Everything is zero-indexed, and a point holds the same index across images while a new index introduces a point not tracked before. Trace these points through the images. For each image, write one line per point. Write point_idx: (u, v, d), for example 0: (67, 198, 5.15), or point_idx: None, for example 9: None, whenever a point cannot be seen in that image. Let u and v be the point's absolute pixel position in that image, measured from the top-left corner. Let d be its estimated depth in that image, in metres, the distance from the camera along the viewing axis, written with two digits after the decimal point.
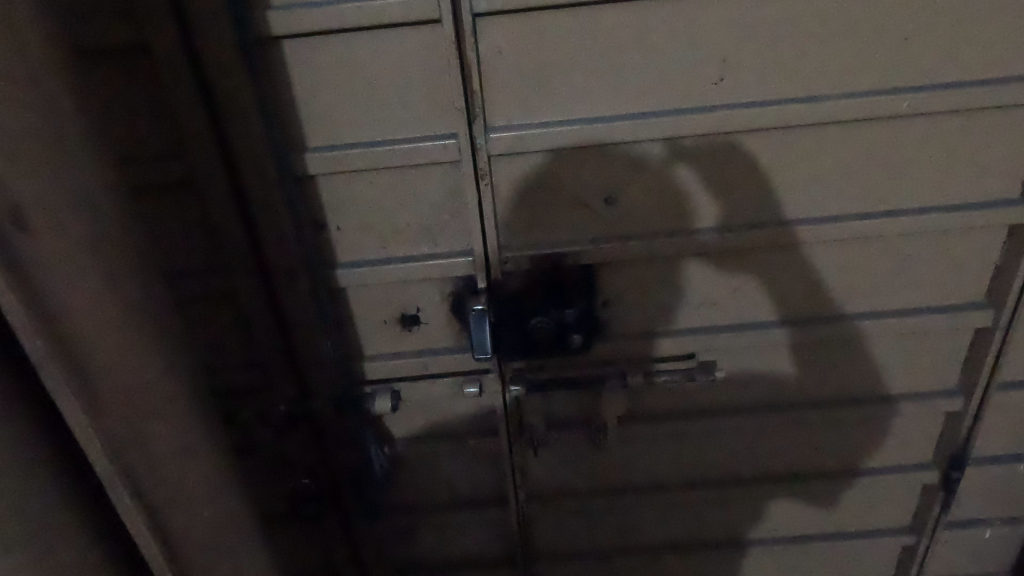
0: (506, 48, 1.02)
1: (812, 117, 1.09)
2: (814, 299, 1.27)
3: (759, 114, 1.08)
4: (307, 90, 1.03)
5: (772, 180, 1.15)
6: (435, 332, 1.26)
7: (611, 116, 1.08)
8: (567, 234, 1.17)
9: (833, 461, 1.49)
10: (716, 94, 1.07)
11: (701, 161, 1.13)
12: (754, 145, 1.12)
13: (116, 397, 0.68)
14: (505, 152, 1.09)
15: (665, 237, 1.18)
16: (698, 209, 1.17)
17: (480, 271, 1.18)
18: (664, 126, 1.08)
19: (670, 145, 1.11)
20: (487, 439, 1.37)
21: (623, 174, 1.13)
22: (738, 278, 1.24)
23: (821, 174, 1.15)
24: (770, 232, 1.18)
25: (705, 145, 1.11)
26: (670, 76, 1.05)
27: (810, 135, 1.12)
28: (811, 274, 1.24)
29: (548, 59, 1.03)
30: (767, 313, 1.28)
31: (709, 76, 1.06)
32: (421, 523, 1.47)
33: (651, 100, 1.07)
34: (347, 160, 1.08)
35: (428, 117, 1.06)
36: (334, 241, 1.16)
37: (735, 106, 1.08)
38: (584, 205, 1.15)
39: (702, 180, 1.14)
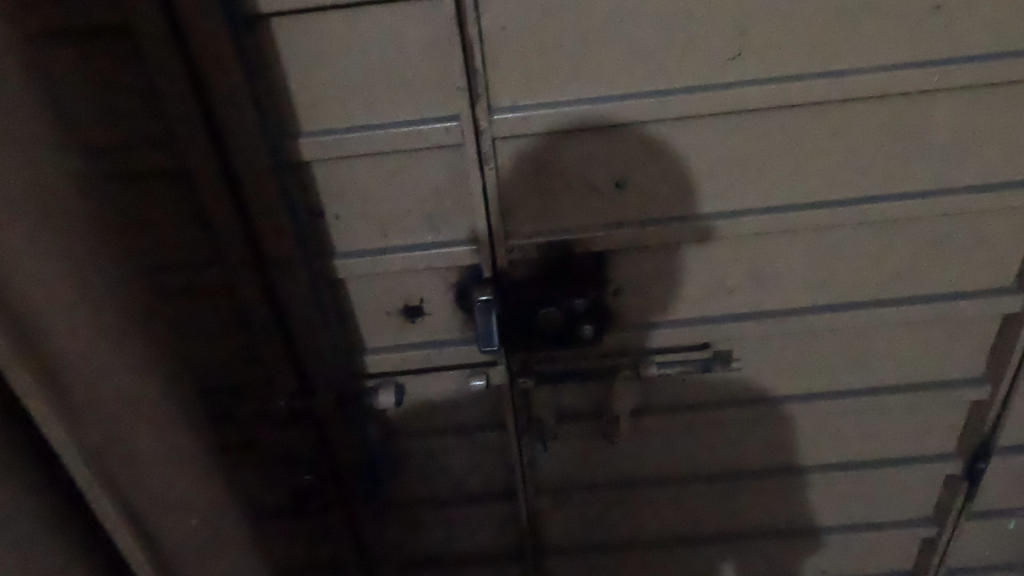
0: (510, 24, 0.96)
1: (835, 93, 1.03)
2: (834, 285, 1.22)
3: (778, 91, 1.02)
4: (300, 72, 0.98)
5: (791, 161, 1.09)
6: (438, 323, 1.21)
7: (623, 95, 1.02)
8: (577, 219, 1.12)
9: (852, 452, 1.44)
10: (733, 71, 1.01)
11: (717, 142, 1.07)
12: (772, 124, 1.06)
13: (90, 399, 0.65)
14: (511, 135, 1.03)
15: (679, 222, 1.12)
16: (714, 192, 1.11)
17: (485, 260, 1.13)
18: (678, 105, 1.02)
19: (684, 125, 1.05)
20: (494, 433, 1.32)
21: (635, 156, 1.07)
22: (755, 264, 1.18)
23: (843, 155, 1.09)
24: (788, 216, 1.12)
25: (721, 126, 1.05)
26: (683, 51, 0.99)
27: (831, 114, 1.06)
28: (831, 259, 1.19)
29: (554, 35, 0.97)
30: (785, 301, 1.23)
31: (726, 51, 1.00)
32: (427, 517, 1.44)
33: (663, 78, 1.01)
34: (344, 145, 1.03)
35: (428, 98, 1.00)
36: (333, 230, 1.11)
37: (752, 83, 1.02)
38: (594, 189, 1.10)
39: (717, 163, 1.09)
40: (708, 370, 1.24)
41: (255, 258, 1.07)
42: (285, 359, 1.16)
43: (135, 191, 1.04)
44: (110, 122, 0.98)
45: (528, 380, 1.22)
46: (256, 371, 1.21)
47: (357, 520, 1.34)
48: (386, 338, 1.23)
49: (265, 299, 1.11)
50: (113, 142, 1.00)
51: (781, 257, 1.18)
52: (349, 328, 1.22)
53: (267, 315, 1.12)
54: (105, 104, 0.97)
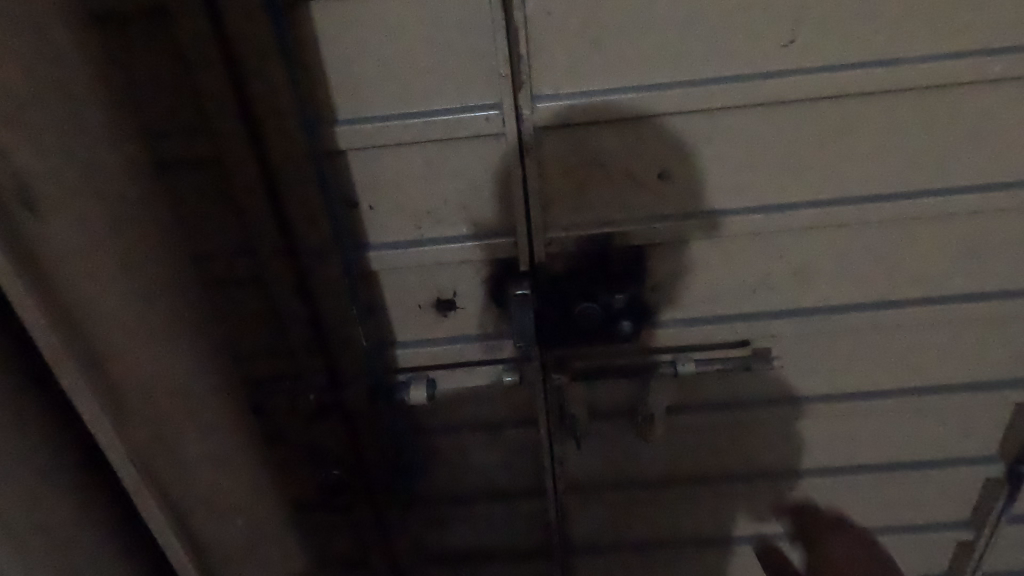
0: (556, 8, 0.92)
1: (891, 83, 0.98)
2: (881, 282, 1.17)
3: (832, 80, 0.98)
4: (339, 58, 0.96)
5: (842, 153, 1.05)
6: (472, 317, 1.19)
7: (670, 83, 0.98)
8: (618, 212, 1.09)
9: (890, 453, 1.40)
10: (785, 59, 0.97)
11: (766, 133, 1.03)
12: (824, 115, 1.02)
13: (137, 393, 0.63)
14: (553, 124, 1.00)
15: (724, 215, 1.09)
16: (761, 185, 1.07)
17: (521, 253, 1.10)
18: (727, 95, 0.98)
19: (732, 115, 1.01)
20: (525, 429, 1.30)
21: (681, 147, 1.04)
22: (800, 260, 1.15)
23: (897, 147, 1.05)
24: (836, 210, 1.09)
25: (770, 116, 1.01)
26: (735, 39, 0.95)
27: (887, 104, 1.01)
28: (879, 255, 1.15)
29: (601, 20, 0.93)
30: (829, 298, 1.19)
31: (780, 37, 0.96)
32: (455, 513, 1.42)
33: (712, 66, 0.98)
34: (382, 134, 1.00)
35: (468, 86, 0.97)
36: (368, 221, 1.09)
37: (805, 71, 0.98)
38: (638, 182, 1.06)
39: (764, 154, 1.05)
40: (749, 366, 1.20)
41: (287, 250, 1.04)
42: (316, 353, 1.14)
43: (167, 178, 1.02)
44: (145, 108, 0.96)
45: (563, 375, 1.20)
46: (285, 363, 1.19)
47: (385, 516, 1.32)
48: (418, 332, 1.21)
49: (297, 292, 1.08)
50: (146, 129, 0.98)
51: (827, 253, 1.14)
52: (382, 321, 1.20)
53: (299, 309, 1.10)
54: (140, 90, 0.95)
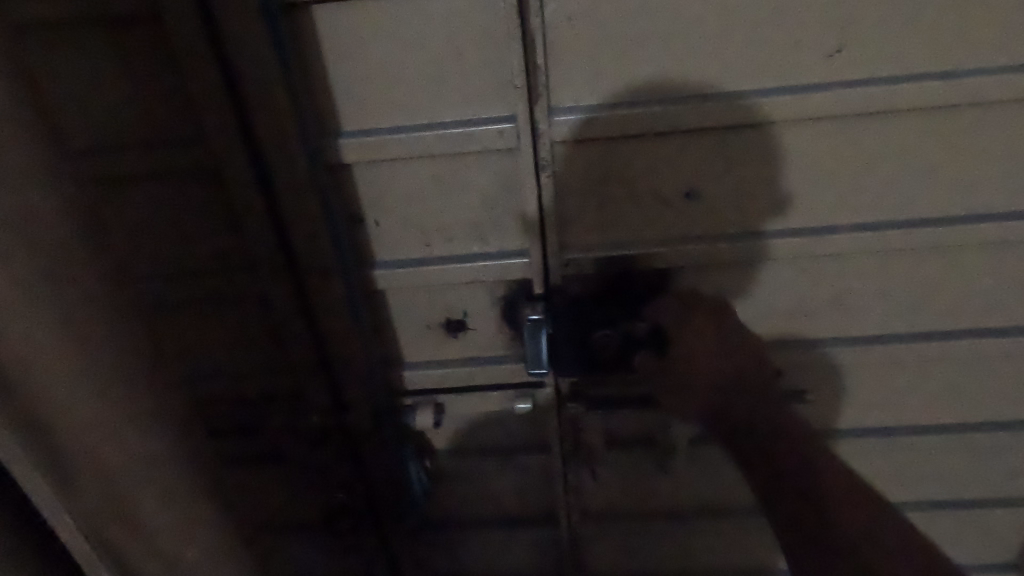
0: (578, 14, 0.85)
1: (951, 96, 0.88)
2: (929, 313, 1.08)
3: (883, 93, 0.88)
4: (343, 67, 0.89)
5: (891, 174, 0.96)
6: (482, 338, 1.12)
7: (702, 96, 0.90)
8: (641, 234, 1.02)
9: (930, 492, 1.30)
10: (831, 70, 0.88)
11: (805, 150, 0.94)
12: (871, 132, 0.92)
13: (64, 427, 0.56)
14: (572, 139, 0.93)
15: (756, 238, 1.01)
16: (798, 206, 0.98)
17: (536, 274, 1.03)
18: (763, 109, 0.90)
19: (768, 130, 0.93)
20: (538, 455, 1.23)
21: (711, 165, 0.95)
22: (838, 286, 1.06)
23: (953, 168, 0.95)
24: (881, 234, 0.99)
25: (810, 132, 0.93)
26: (775, 48, 0.87)
27: (944, 121, 0.91)
28: (927, 283, 1.05)
29: (627, 26, 0.85)
30: (870, 327, 1.10)
31: (825, 46, 0.87)
32: (463, 538, 1.36)
33: (749, 78, 0.89)
34: (388, 147, 0.94)
35: (481, 97, 0.90)
36: (374, 238, 1.03)
37: (851, 84, 0.89)
38: (662, 201, 0.99)
39: (802, 173, 0.96)
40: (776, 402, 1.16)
41: (290, 266, 0.99)
42: (319, 373, 1.09)
43: (159, 190, 0.96)
44: (138, 119, 0.90)
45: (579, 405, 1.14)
46: (285, 383, 1.14)
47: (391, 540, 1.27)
48: (426, 353, 1.14)
49: (300, 311, 1.03)
50: (135, 139, 0.92)
51: (868, 280, 1.05)
52: (388, 342, 1.13)
53: (302, 328, 1.04)
54: (133, 100, 0.89)
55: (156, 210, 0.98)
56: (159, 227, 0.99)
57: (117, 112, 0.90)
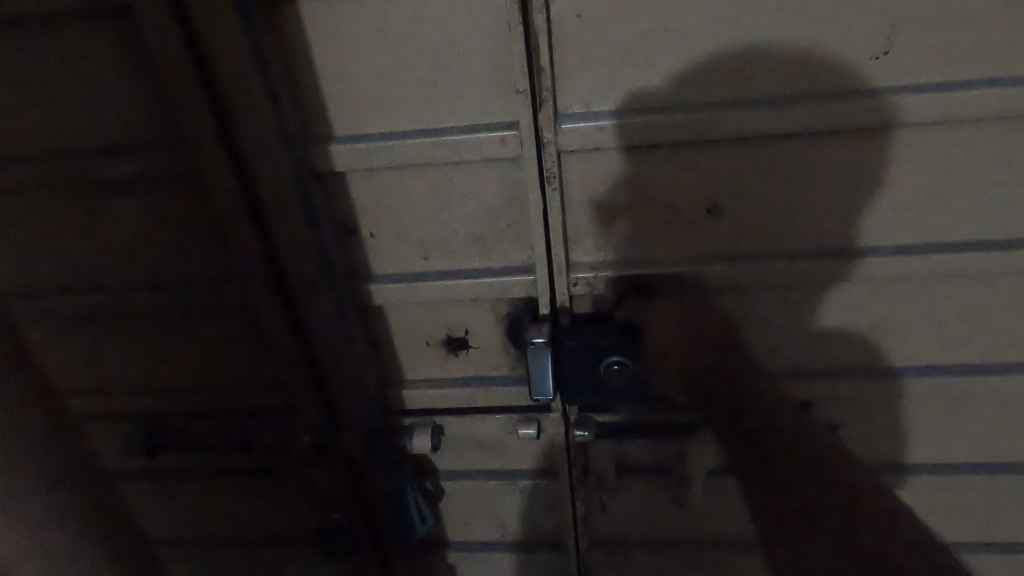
0: (587, 10, 0.76)
1: (1016, 103, 0.77)
2: (980, 345, 0.96)
3: (934, 101, 0.78)
4: (330, 67, 0.82)
5: (943, 190, 0.85)
6: (485, 358, 1.05)
7: (726, 102, 0.81)
8: (658, 252, 0.93)
9: (990, 544, 1.15)
10: (873, 73, 0.78)
11: (841, 163, 0.84)
12: (919, 143, 0.82)
13: None
14: (580, 149, 0.84)
15: (784, 258, 0.91)
16: (834, 225, 0.88)
17: (542, 292, 0.95)
18: (795, 116, 0.80)
19: (799, 140, 0.83)
20: (545, 482, 1.16)
21: (736, 176, 0.86)
22: (877, 312, 0.95)
23: (1018, 187, 0.83)
24: (929, 257, 0.88)
25: (847, 143, 0.83)
26: (809, 48, 0.77)
27: (1007, 133, 0.80)
28: (982, 312, 0.93)
29: (643, 23, 0.77)
30: (913, 359, 0.99)
31: (869, 45, 0.76)
32: (467, 561, 1.29)
33: (778, 81, 0.79)
34: (380, 155, 0.86)
35: (481, 101, 0.82)
36: (368, 251, 0.96)
37: (897, 88, 0.79)
38: (681, 217, 0.90)
39: (841, 189, 0.86)
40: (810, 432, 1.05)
41: (278, 279, 0.93)
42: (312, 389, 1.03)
43: (136, 195, 0.91)
44: (114, 123, 0.85)
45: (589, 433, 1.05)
46: (276, 398, 1.08)
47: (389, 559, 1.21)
48: (426, 371, 1.08)
49: (289, 325, 0.97)
50: (112, 141, 0.87)
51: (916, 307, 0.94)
52: (385, 358, 1.07)
53: (291, 343, 0.98)
54: (109, 103, 0.84)
55: (134, 215, 0.92)
56: (138, 234, 0.94)
57: (92, 113, 0.85)
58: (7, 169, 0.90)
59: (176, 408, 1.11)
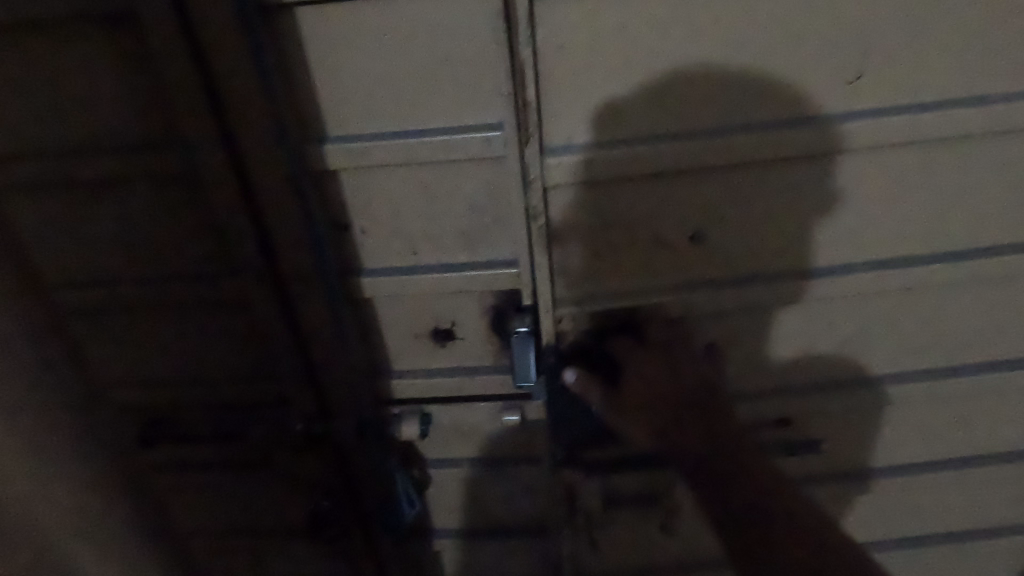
0: (570, 43, 0.83)
1: (945, 128, 0.89)
2: (909, 340, 1.10)
3: (876, 128, 0.89)
4: (325, 71, 0.87)
5: (880, 207, 0.97)
6: (471, 348, 1.10)
7: (699, 130, 0.90)
8: (637, 275, 1.02)
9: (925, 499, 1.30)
10: (827, 101, 0.88)
11: (796, 186, 0.95)
12: (863, 166, 0.93)
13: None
14: (565, 180, 0.92)
15: (745, 271, 1.02)
16: (788, 240, 0.99)
17: (526, 285, 1.00)
18: (760, 144, 0.90)
19: (761, 167, 0.93)
20: (528, 466, 1.21)
21: (705, 203, 0.96)
22: (823, 314, 1.07)
23: (941, 203, 0.96)
24: (866, 264, 1.01)
25: (805, 166, 0.93)
26: (771, 80, 0.86)
27: (935, 154, 0.92)
28: (910, 311, 1.07)
29: (626, 56, 0.84)
30: (855, 353, 1.11)
31: (825, 56, 0.84)
32: (454, 547, 1.33)
33: (741, 111, 0.88)
34: (371, 154, 0.91)
35: (468, 104, 0.88)
36: (359, 245, 1.01)
37: (849, 115, 0.89)
38: (657, 241, 0.99)
39: (796, 198, 0.96)
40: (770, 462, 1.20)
41: (276, 278, 0.99)
42: (307, 384, 1.08)
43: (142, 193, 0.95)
44: (117, 125, 0.89)
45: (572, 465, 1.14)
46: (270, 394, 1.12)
47: (379, 549, 1.25)
48: (414, 362, 1.13)
49: (285, 320, 1.02)
50: (113, 142, 0.90)
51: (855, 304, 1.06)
52: (375, 350, 1.11)
53: (286, 336, 1.03)
54: (112, 107, 0.88)
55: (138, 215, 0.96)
56: (139, 231, 0.98)
57: (94, 115, 0.89)
58: (7, 170, 0.93)
59: (172, 398, 1.15)
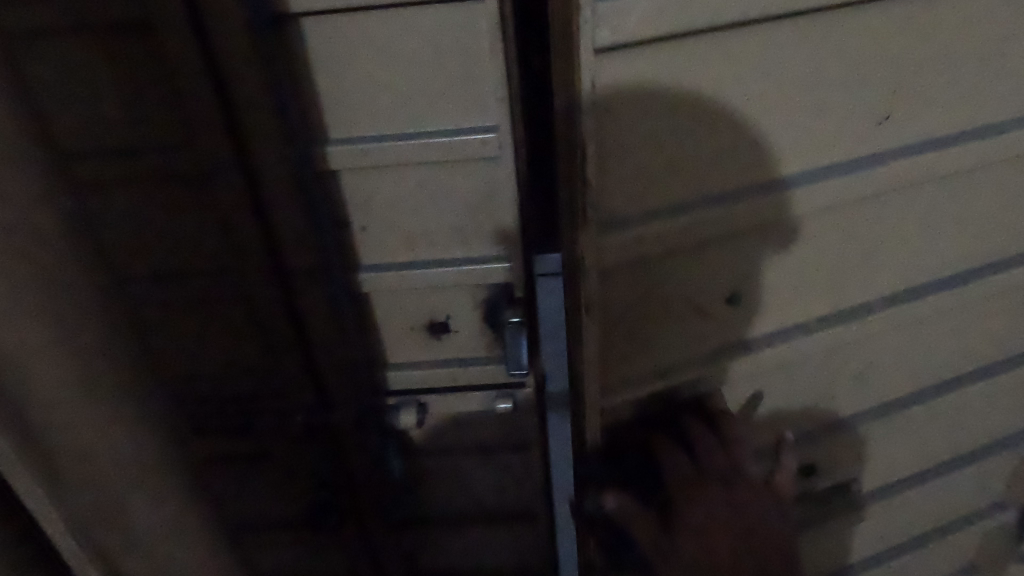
0: (614, 105, 0.84)
1: (904, 175, 1.01)
2: (863, 364, 1.22)
3: (854, 183, 0.99)
4: (329, 77, 0.92)
5: (848, 251, 1.07)
6: (463, 340, 1.16)
7: (713, 195, 0.96)
8: (653, 347, 1.06)
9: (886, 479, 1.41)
10: (814, 156, 0.96)
11: (785, 241, 1.03)
12: (834, 217, 1.03)
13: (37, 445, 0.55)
14: (607, 265, 0.94)
15: (741, 329, 1.09)
16: (774, 291, 1.07)
17: (518, 277, 1.08)
18: (765, 206, 0.97)
19: (762, 227, 1.00)
20: (518, 452, 1.27)
21: (713, 270, 1.02)
22: (803, 357, 1.15)
23: (891, 243, 1.09)
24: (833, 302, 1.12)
25: (796, 222, 1.01)
26: (772, 141, 0.93)
27: (888, 202, 1.05)
28: (866, 340, 1.18)
29: (661, 119, 0.87)
30: (820, 381, 1.21)
31: (817, 116, 0.93)
32: (447, 531, 1.39)
33: (749, 173, 0.95)
34: (372, 155, 0.97)
35: (465, 107, 0.94)
36: (358, 242, 1.06)
37: (833, 171, 0.98)
38: (673, 312, 1.04)
39: (795, 250, 1.04)
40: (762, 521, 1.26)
41: (280, 278, 1.03)
42: (309, 384, 1.12)
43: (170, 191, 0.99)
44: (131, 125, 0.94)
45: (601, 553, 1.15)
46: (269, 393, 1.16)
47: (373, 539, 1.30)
48: (409, 355, 1.18)
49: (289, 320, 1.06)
50: (127, 142, 0.95)
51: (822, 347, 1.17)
52: (372, 345, 1.16)
53: (289, 335, 1.07)
54: (126, 108, 0.92)
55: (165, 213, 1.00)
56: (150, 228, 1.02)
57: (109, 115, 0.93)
58: None
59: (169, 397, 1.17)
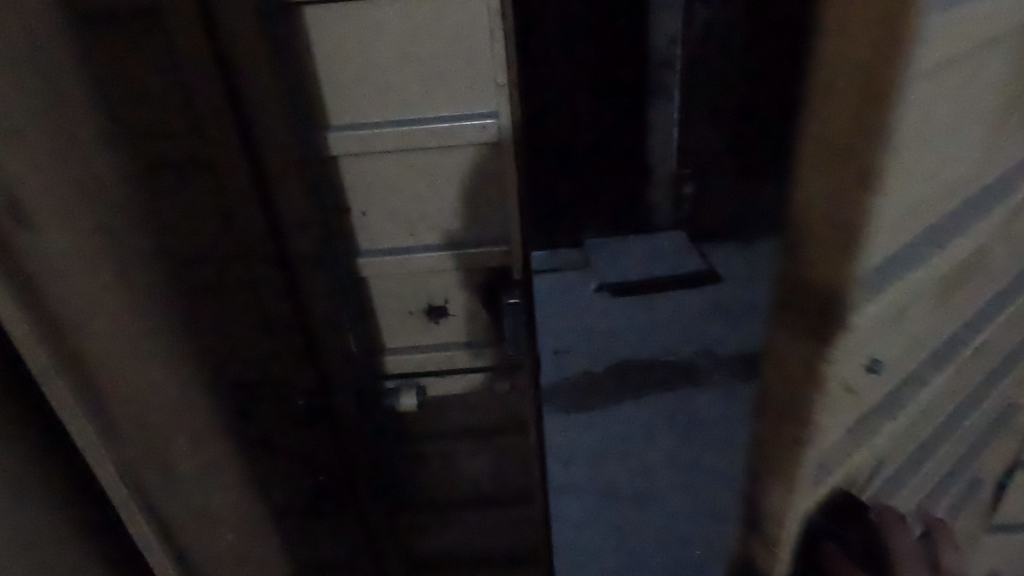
0: (827, 131, 0.63)
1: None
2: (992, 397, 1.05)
3: (988, 212, 0.83)
4: (336, 65, 0.97)
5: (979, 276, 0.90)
6: (461, 322, 1.20)
7: (903, 246, 0.75)
8: (836, 438, 0.79)
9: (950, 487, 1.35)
10: (963, 176, 0.79)
11: (943, 282, 0.83)
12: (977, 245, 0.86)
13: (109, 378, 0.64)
14: (838, 355, 0.71)
15: (898, 388, 0.87)
16: (927, 339, 0.87)
17: (516, 259, 1.13)
18: (936, 245, 0.78)
19: (936, 268, 0.80)
20: (515, 435, 1.30)
21: (892, 324, 0.78)
22: (941, 408, 0.95)
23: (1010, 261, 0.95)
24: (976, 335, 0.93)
25: (957, 258, 0.83)
26: (946, 161, 0.74)
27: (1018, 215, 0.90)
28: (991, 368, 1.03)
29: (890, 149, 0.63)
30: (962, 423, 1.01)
31: (974, 129, 0.76)
32: (443, 518, 1.41)
33: (925, 210, 0.75)
34: (375, 140, 1.02)
35: (464, 94, 1.00)
36: (359, 227, 1.10)
37: (970, 202, 0.83)
38: (852, 391, 0.77)
39: (945, 296, 0.86)
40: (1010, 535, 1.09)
41: (285, 275, 1.01)
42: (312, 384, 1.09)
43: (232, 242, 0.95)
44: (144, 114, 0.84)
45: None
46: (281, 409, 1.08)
47: (375, 534, 1.29)
48: (409, 338, 1.21)
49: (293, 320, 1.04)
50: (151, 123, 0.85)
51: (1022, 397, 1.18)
52: (373, 330, 1.19)
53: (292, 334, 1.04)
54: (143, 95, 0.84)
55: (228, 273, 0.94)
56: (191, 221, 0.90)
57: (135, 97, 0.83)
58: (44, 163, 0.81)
59: None
